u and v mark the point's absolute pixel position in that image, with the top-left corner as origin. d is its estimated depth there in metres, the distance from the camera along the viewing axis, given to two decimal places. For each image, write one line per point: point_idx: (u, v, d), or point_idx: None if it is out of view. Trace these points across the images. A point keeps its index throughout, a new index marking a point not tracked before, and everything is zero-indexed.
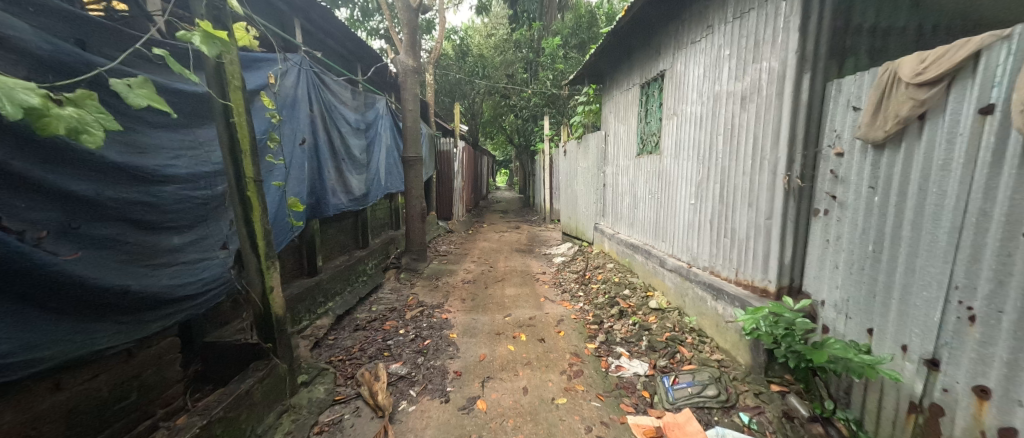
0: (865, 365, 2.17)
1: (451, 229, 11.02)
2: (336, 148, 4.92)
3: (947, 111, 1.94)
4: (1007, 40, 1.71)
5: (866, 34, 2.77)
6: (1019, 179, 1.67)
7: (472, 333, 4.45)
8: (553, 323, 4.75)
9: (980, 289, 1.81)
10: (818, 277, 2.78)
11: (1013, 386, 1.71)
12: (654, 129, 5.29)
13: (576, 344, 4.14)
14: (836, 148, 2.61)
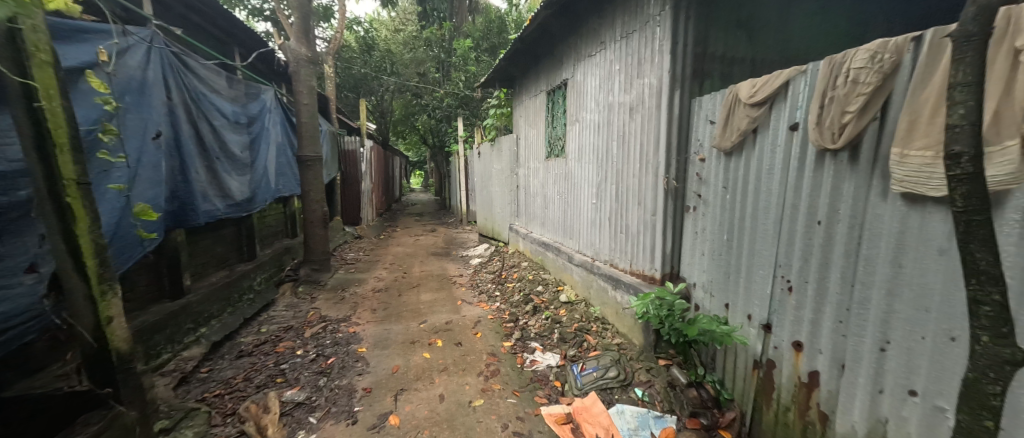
0: (725, 334, 2.61)
1: (360, 234, 10.28)
2: (207, 145, 4.23)
3: (770, 126, 2.45)
4: (804, 74, 2.22)
5: (718, 61, 3.35)
6: (814, 181, 2.18)
7: (384, 345, 4.23)
8: (470, 325, 4.76)
9: (794, 266, 2.32)
10: (691, 264, 3.27)
11: (814, 339, 2.21)
12: (560, 133, 5.64)
13: (493, 344, 4.22)
14: (700, 155, 3.10)
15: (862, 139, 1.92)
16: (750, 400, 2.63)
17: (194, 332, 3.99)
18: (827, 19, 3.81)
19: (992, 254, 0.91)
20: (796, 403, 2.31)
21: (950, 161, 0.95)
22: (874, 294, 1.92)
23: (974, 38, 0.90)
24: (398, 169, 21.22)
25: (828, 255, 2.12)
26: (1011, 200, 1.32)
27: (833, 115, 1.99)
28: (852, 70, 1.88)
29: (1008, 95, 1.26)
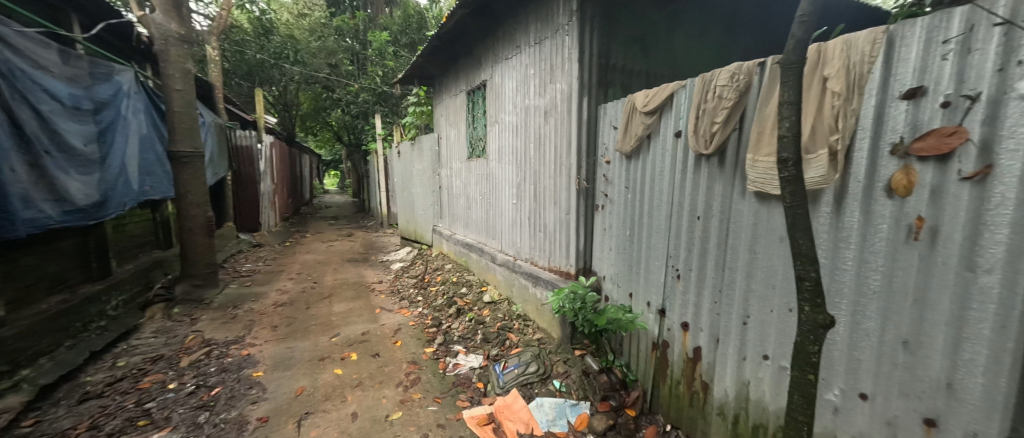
0: (629, 321, 2.87)
1: (261, 241, 9.12)
2: (27, 135, 3.34)
3: (660, 133, 2.75)
4: (684, 88, 2.54)
5: (619, 72, 3.66)
6: (694, 181, 2.50)
7: (286, 365, 3.78)
8: (389, 334, 4.51)
9: (681, 256, 2.63)
10: (601, 258, 3.50)
11: (697, 319, 2.53)
12: (481, 134, 5.63)
13: (414, 351, 4.06)
14: (606, 157, 3.35)
15: (727, 145, 2.26)
16: (651, 378, 2.92)
17: (10, 378, 3.14)
18: (705, 42, 4.38)
19: (810, 240, 1.14)
20: (685, 376, 2.62)
21: (780, 165, 1.16)
22: (739, 277, 2.26)
23: (794, 66, 1.11)
24: (307, 169, 19.33)
25: (706, 245, 2.45)
26: (823, 196, 1.66)
27: (705, 125, 2.30)
28: (718, 87, 2.21)
29: (818, 113, 1.59)
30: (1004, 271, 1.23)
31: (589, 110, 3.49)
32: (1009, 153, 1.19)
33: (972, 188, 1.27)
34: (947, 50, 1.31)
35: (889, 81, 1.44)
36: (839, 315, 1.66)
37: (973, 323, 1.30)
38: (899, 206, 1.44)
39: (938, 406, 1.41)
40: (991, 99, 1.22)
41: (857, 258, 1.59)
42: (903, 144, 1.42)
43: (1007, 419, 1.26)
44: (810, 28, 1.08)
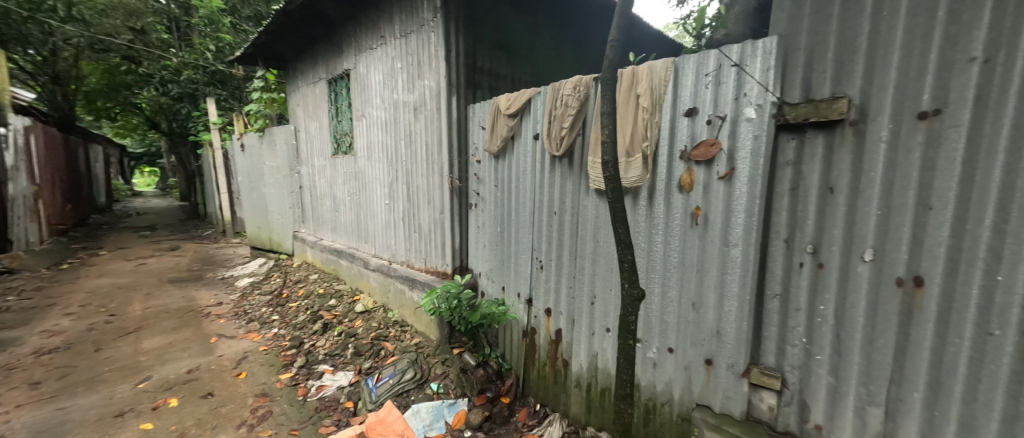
0: (502, 313, 3.02)
1: (14, 267, 6.54)
2: None
3: (523, 135, 2.92)
4: (539, 95, 2.75)
5: (487, 75, 3.73)
6: (552, 179, 2.73)
7: (58, 434, 2.80)
8: (229, 366, 3.76)
9: (543, 249, 2.86)
10: (476, 255, 3.54)
11: (557, 304, 2.80)
12: (346, 128, 5.12)
13: (265, 381, 3.48)
14: (477, 157, 3.40)
15: (573, 148, 2.55)
16: (522, 363, 3.12)
17: None
18: (562, 54, 4.74)
19: (624, 229, 1.37)
20: (550, 357, 2.88)
21: (602, 166, 1.37)
22: (588, 263, 2.57)
23: (609, 83, 1.31)
24: (101, 165, 14.70)
25: (562, 237, 2.72)
26: (640, 191, 2.03)
27: (555, 130, 2.55)
28: (565, 96, 2.47)
29: (635, 124, 1.95)
30: (742, 244, 1.70)
31: (458, 109, 3.50)
32: (743, 159, 1.65)
33: (726, 184, 1.71)
34: (708, 80, 1.73)
35: (676, 100, 1.84)
36: (654, 288, 2.05)
37: (728, 284, 1.77)
38: (686, 198, 1.86)
39: (713, 350, 1.86)
40: (733, 119, 1.67)
41: (663, 240, 1.98)
42: (687, 151, 1.83)
43: (748, 351, 1.75)
44: (619, 53, 1.29)
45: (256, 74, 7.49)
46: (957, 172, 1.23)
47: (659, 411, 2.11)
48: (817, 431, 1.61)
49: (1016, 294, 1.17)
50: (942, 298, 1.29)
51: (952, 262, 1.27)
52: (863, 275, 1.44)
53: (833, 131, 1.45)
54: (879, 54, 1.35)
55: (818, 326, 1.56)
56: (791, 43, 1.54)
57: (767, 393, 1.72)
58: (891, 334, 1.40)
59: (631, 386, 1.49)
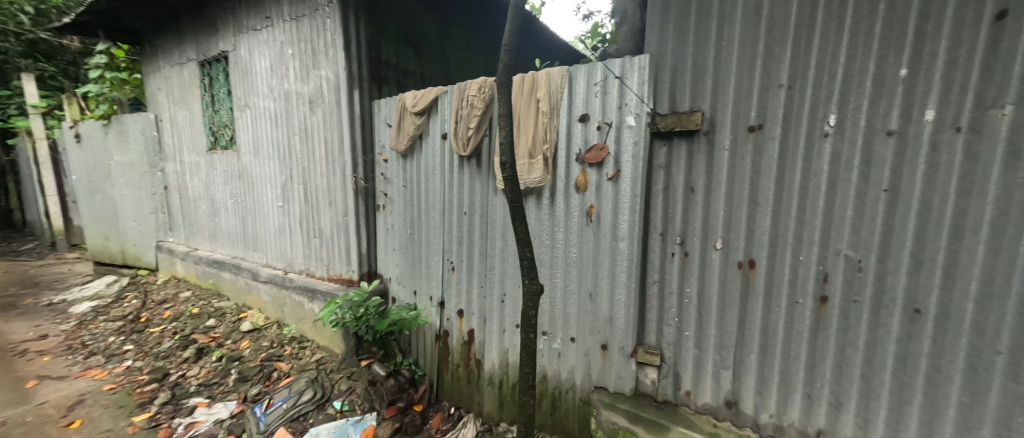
0: (413, 319, 2.85)
1: None
2: None
3: (430, 134, 2.78)
4: (446, 93, 2.63)
5: (393, 69, 3.49)
6: (462, 180, 2.66)
7: None
8: (55, 415, 3.01)
9: (454, 250, 2.78)
10: (385, 260, 3.27)
11: (469, 305, 2.77)
12: (226, 120, 4.43)
13: (111, 428, 2.85)
14: (383, 155, 3.13)
15: (479, 149, 2.53)
16: (436, 368, 3.04)
17: None
18: (472, 55, 4.70)
19: (523, 228, 1.44)
20: (463, 358, 2.86)
21: (500, 167, 1.41)
22: (498, 262, 2.59)
23: (506, 85, 1.35)
24: None
25: (472, 238, 2.69)
26: (542, 191, 2.13)
27: (461, 130, 2.50)
28: (470, 96, 2.44)
29: (536, 127, 2.04)
30: (627, 239, 1.90)
31: (359, 104, 3.20)
32: (626, 162, 1.84)
33: (614, 185, 1.90)
34: (597, 89, 1.89)
35: (571, 106, 1.98)
36: (557, 282, 2.18)
37: (618, 274, 1.96)
38: (582, 197, 2.01)
39: (607, 336, 2.04)
40: (617, 126, 1.85)
41: (564, 237, 2.11)
42: (581, 154, 1.98)
43: (634, 334, 1.96)
44: (513, 57, 1.35)
45: (98, 48, 6.07)
46: (774, 175, 1.55)
47: (564, 398, 2.25)
48: (687, 396, 1.88)
49: (812, 270, 1.52)
50: (767, 276, 1.62)
51: (774, 247, 1.59)
52: (716, 261, 1.72)
53: (692, 139, 1.71)
54: (722, 77, 1.63)
55: (686, 306, 1.83)
56: (660, 61, 1.77)
57: (650, 369, 1.96)
58: (736, 308, 1.70)
59: (532, 378, 1.57)
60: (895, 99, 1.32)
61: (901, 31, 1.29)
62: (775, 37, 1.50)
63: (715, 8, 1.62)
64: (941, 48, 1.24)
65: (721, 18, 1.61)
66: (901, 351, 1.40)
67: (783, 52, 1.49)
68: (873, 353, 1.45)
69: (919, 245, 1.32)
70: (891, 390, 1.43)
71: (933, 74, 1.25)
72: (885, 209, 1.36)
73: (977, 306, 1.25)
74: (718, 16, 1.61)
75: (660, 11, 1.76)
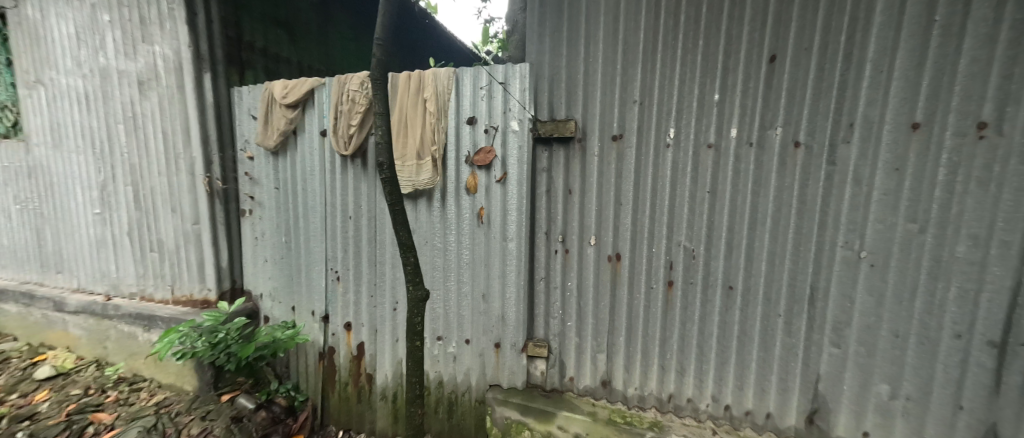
0: (287, 339, 2.45)
1: None
2: None
3: (306, 130, 2.45)
4: (324, 86, 2.36)
5: (258, 53, 2.96)
6: (343, 181, 2.40)
7: None
8: None
9: (338, 257, 2.49)
10: (254, 274, 2.80)
11: (357, 316, 2.52)
12: (5, 99, 3.31)
13: None
14: (247, 152, 2.68)
15: (364, 147, 2.29)
16: (319, 390, 2.72)
17: None
18: (361, 46, 4.31)
19: (405, 232, 1.39)
20: (352, 376, 2.60)
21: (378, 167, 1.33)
22: (388, 268, 2.39)
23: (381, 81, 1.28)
24: None
25: (358, 244, 2.44)
26: (433, 193, 2.09)
27: (343, 126, 2.25)
28: (351, 91, 2.21)
29: (423, 128, 2.00)
30: (515, 238, 1.98)
31: (212, 91, 2.63)
32: (511, 165, 1.93)
33: (501, 187, 1.96)
34: (483, 93, 1.93)
35: (459, 108, 1.99)
36: (450, 285, 2.16)
37: (508, 273, 2.02)
38: (472, 199, 2.03)
39: (499, 334, 2.10)
40: (503, 130, 1.92)
41: (456, 239, 2.11)
42: (470, 156, 2.00)
43: (524, 330, 2.06)
44: (386, 53, 1.29)
45: None
46: (633, 179, 1.79)
47: (460, 401, 2.24)
48: (571, 381, 2.05)
49: (662, 259, 1.81)
50: (629, 267, 1.86)
51: (635, 242, 1.83)
52: (591, 255, 1.91)
53: (569, 145, 1.87)
54: (589, 91, 1.82)
55: (567, 299, 1.99)
56: (538, 71, 1.90)
57: (539, 361, 2.08)
58: (607, 297, 1.91)
59: (420, 387, 1.52)
60: (713, 118, 1.65)
61: (714, 65, 1.63)
62: (628, 60, 1.74)
63: (582, 28, 1.80)
64: (738, 81, 1.60)
65: (587, 38, 1.80)
66: (723, 319, 1.75)
67: (635, 72, 1.73)
68: (705, 324, 1.78)
69: (731, 234, 1.69)
70: (718, 352, 1.78)
71: (735, 100, 1.62)
72: (709, 206, 1.70)
73: (767, 277, 1.67)
74: (585, 36, 1.80)
75: (537, 24, 1.88)
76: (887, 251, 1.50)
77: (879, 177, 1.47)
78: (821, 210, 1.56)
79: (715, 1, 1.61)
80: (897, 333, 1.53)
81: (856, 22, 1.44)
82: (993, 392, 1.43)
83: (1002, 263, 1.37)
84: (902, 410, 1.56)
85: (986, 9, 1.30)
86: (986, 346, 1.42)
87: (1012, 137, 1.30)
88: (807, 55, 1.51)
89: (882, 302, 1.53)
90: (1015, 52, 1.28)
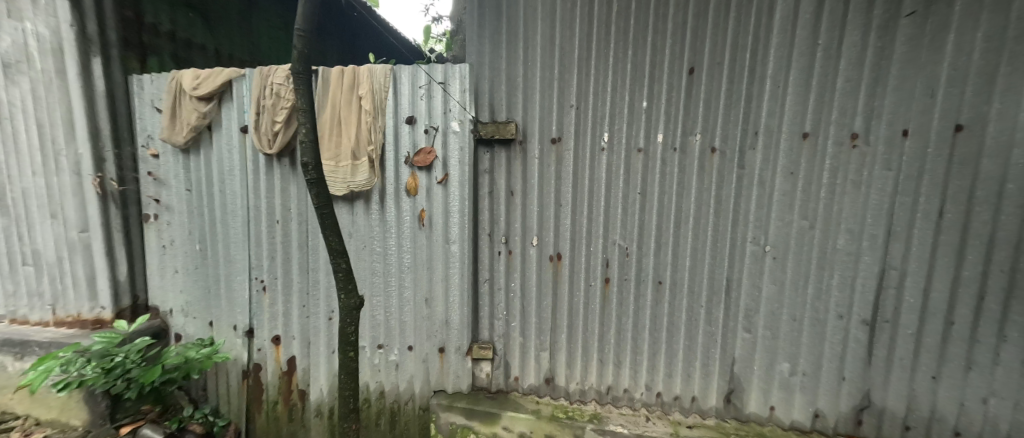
0: (204, 358, 2.18)
1: None
2: None
3: (223, 125, 2.22)
4: (244, 78, 2.15)
5: (165, 39, 2.56)
6: (268, 183, 2.20)
7: None
8: None
9: (264, 265, 2.28)
10: (163, 288, 2.48)
11: (286, 328, 2.32)
12: None
13: None
14: (150, 150, 2.36)
15: (292, 145, 2.12)
16: (244, 412, 2.47)
17: None
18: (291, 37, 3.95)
19: (335, 237, 1.32)
20: (282, 394, 2.39)
21: (302, 168, 1.24)
22: (323, 276, 2.24)
23: (303, 76, 1.20)
24: None
25: (287, 251, 2.25)
26: (371, 195, 2.00)
27: (266, 123, 2.06)
28: (275, 85, 2.04)
29: (358, 126, 1.91)
30: (457, 241, 1.96)
31: (103, 78, 2.27)
32: (453, 167, 1.90)
33: (443, 189, 1.93)
34: (422, 92, 1.89)
35: (397, 107, 1.92)
36: (391, 291, 2.08)
37: (451, 276, 1.99)
38: (413, 201, 1.97)
39: (443, 339, 2.06)
40: (444, 130, 1.89)
41: (396, 242, 2.03)
42: (409, 157, 1.94)
43: (469, 333, 2.04)
44: (309, 45, 1.20)
45: None
46: (571, 181, 1.85)
47: (403, 411, 2.16)
48: (516, 381, 2.07)
49: (599, 257, 1.89)
50: (569, 266, 1.92)
51: (574, 241, 1.90)
52: (533, 256, 1.94)
53: (510, 147, 1.89)
54: (527, 94, 1.86)
55: (511, 300, 2.00)
56: (478, 73, 1.89)
57: (484, 363, 2.07)
58: (549, 296, 1.96)
59: (354, 400, 1.45)
60: (642, 123, 1.76)
61: (641, 73, 1.74)
62: (565, 65, 1.80)
63: (520, 32, 1.83)
64: (663, 90, 1.73)
65: (525, 42, 1.83)
66: (654, 312, 1.87)
67: (571, 78, 1.79)
68: (639, 318, 1.89)
69: (660, 232, 1.82)
70: (651, 343, 1.90)
71: (660, 107, 1.74)
72: (640, 206, 1.81)
73: (691, 272, 1.81)
74: (523, 40, 1.83)
75: (476, 25, 1.87)
76: (786, 246, 1.70)
77: (779, 180, 1.67)
78: (733, 210, 1.73)
79: (641, 15, 1.71)
80: (795, 317, 1.74)
81: (758, 42, 1.63)
82: (867, 363, 1.69)
83: (871, 252, 1.63)
84: (800, 384, 1.78)
85: (856, 38, 1.55)
86: (861, 324, 1.68)
87: (876, 147, 1.57)
88: (719, 69, 1.67)
89: (784, 290, 1.74)
90: (876, 76, 1.54)
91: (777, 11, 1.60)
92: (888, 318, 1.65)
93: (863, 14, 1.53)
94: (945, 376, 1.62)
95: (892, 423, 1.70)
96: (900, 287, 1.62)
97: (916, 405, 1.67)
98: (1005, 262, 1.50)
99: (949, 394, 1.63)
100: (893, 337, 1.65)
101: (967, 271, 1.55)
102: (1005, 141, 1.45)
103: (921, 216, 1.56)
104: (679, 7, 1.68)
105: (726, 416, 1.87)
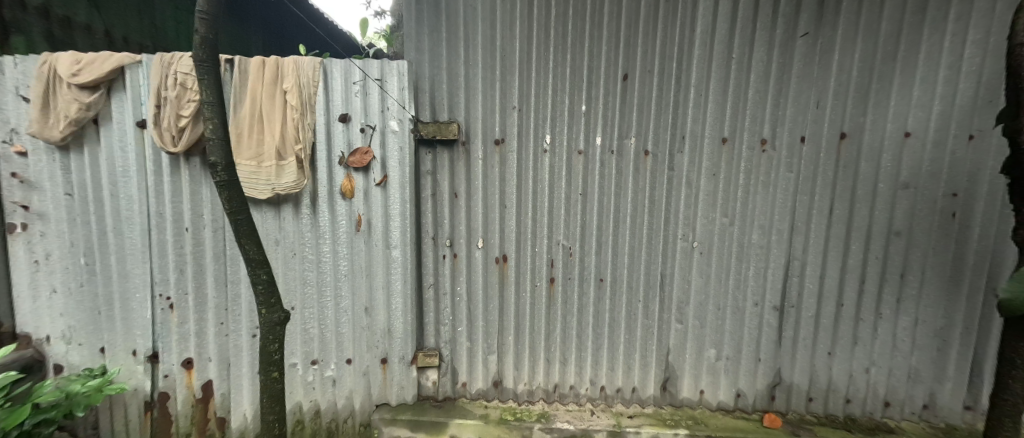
0: (92, 392, 1.84)
1: None
2: None
3: (113, 119, 1.91)
4: (141, 66, 1.87)
5: (35, 16, 2.09)
6: (174, 186, 1.93)
7: None
8: None
9: (170, 280, 2.00)
10: (36, 311, 2.07)
11: (201, 349, 2.06)
12: None
13: None
14: (15, 146, 1.95)
15: (203, 143, 1.88)
16: None
17: None
18: None
19: (255, 244, 1.19)
20: (196, 424, 2.11)
21: (210, 169, 1.11)
22: (245, 288, 2.02)
23: (207, 65, 1.07)
24: None
25: (200, 262, 1.99)
26: (300, 199, 1.84)
27: (168, 117, 1.81)
28: (179, 74, 1.79)
29: (283, 123, 1.75)
30: (398, 245, 1.87)
31: None
32: (392, 168, 1.82)
33: (382, 190, 1.83)
34: (356, 89, 1.78)
35: (328, 104, 1.79)
36: (325, 302, 1.93)
37: (393, 283, 1.90)
38: (349, 204, 1.85)
39: (385, 350, 1.95)
40: (382, 129, 1.80)
41: (331, 249, 1.89)
42: (344, 157, 1.82)
43: (413, 342, 1.96)
44: (214, 30, 1.07)
45: None
46: (515, 182, 1.86)
47: (341, 429, 2.02)
48: (464, 387, 2.03)
49: (544, 257, 1.92)
50: (515, 267, 1.92)
51: (519, 243, 1.91)
52: (479, 258, 1.92)
53: (453, 148, 1.85)
54: (469, 95, 1.83)
55: (457, 304, 1.96)
56: (418, 70, 1.82)
57: (430, 371, 2.00)
58: (495, 299, 1.95)
59: (281, 424, 1.32)
60: (581, 126, 1.82)
61: (580, 79, 1.79)
62: (506, 67, 1.80)
63: (461, 32, 1.80)
64: (600, 95, 1.80)
65: (466, 42, 1.80)
66: (597, 309, 1.94)
67: (514, 79, 1.80)
68: (582, 315, 1.95)
69: (600, 232, 1.89)
70: (594, 339, 1.97)
71: (598, 111, 1.81)
72: (582, 207, 1.87)
73: (629, 268, 1.91)
74: (464, 40, 1.80)
75: (413, 21, 1.80)
76: (709, 242, 1.86)
77: (703, 181, 1.82)
78: (664, 208, 1.85)
79: (579, 21, 1.77)
80: (719, 307, 1.90)
81: (682, 53, 1.76)
82: (778, 344, 1.90)
83: (779, 245, 1.83)
84: (724, 367, 1.95)
85: (763, 54, 1.73)
86: (773, 310, 1.88)
87: (780, 151, 1.77)
88: (649, 76, 1.78)
89: (709, 283, 1.89)
90: (780, 88, 1.74)
91: (698, 25, 1.74)
92: (794, 303, 1.86)
93: (767, 33, 1.72)
94: (838, 351, 1.87)
95: (798, 396, 1.93)
96: (801, 275, 1.84)
97: (816, 379, 1.91)
98: (879, 251, 1.78)
99: (841, 366, 1.88)
100: (797, 320, 1.88)
101: (852, 260, 1.80)
102: (877, 148, 1.72)
103: (817, 213, 1.79)
104: (612, 16, 1.76)
105: (662, 403, 2.00)
